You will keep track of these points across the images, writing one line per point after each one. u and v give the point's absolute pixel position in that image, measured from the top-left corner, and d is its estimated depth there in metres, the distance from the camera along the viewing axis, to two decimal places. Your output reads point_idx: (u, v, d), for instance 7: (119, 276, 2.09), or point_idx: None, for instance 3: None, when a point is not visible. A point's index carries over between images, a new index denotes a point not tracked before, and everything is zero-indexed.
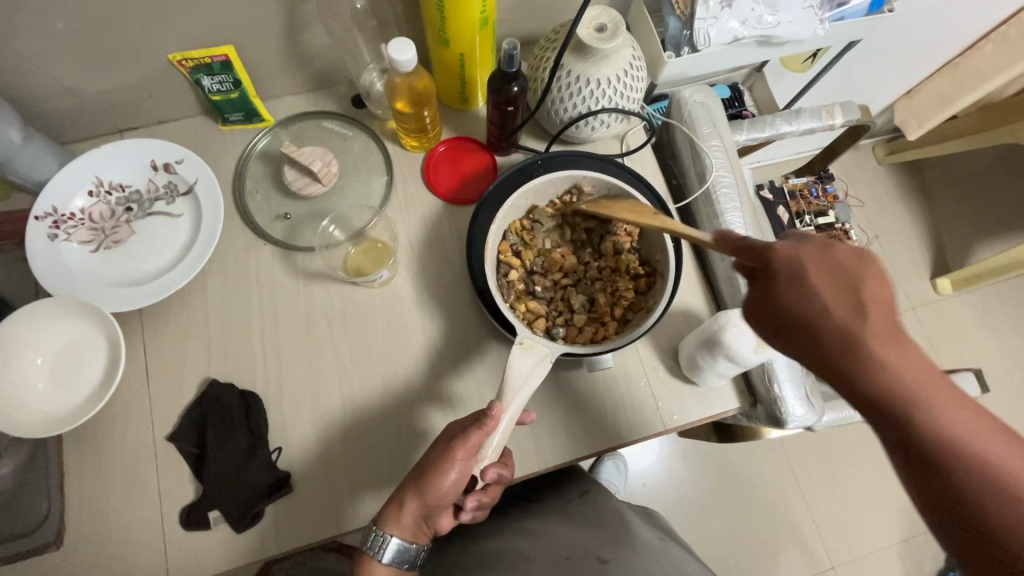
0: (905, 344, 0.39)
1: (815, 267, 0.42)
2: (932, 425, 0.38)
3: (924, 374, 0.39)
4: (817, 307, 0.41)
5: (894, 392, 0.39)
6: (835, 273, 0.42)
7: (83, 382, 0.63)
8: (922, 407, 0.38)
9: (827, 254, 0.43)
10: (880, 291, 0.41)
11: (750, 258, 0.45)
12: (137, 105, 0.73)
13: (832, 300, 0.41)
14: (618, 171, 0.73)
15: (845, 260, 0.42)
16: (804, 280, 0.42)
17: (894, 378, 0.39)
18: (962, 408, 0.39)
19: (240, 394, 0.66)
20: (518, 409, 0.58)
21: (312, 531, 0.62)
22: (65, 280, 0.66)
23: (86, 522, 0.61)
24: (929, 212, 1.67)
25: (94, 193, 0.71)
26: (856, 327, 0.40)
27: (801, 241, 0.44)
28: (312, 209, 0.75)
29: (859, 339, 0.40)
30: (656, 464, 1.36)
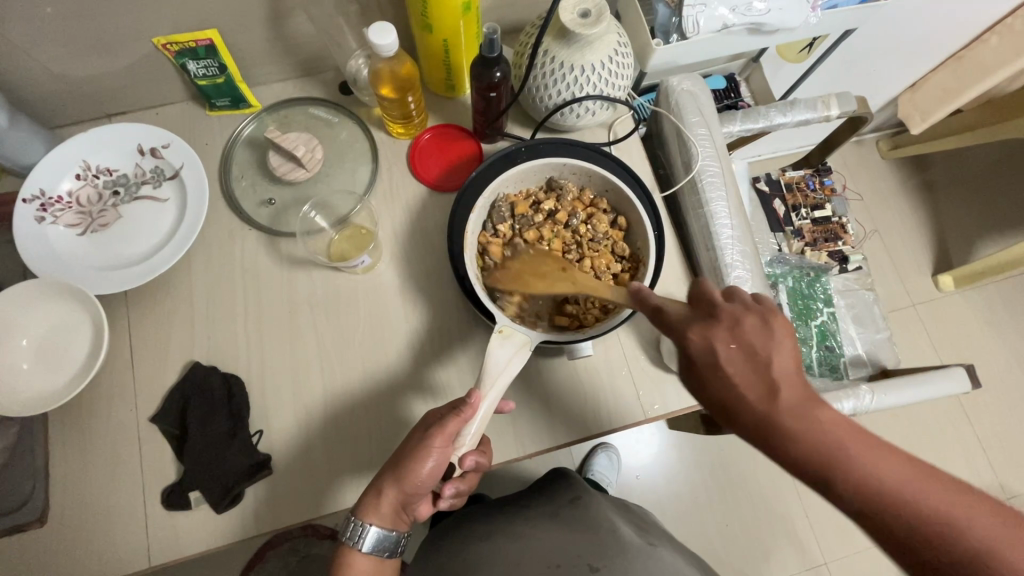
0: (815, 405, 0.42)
1: (729, 349, 0.43)
2: (870, 497, 0.39)
3: (847, 433, 0.41)
4: (733, 390, 0.43)
5: (822, 457, 0.40)
6: (744, 352, 0.43)
7: (66, 363, 0.64)
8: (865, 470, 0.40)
9: (740, 332, 0.43)
10: (783, 359, 0.43)
11: (670, 335, 0.47)
12: (125, 90, 0.73)
13: (743, 381, 0.42)
14: (603, 161, 0.73)
15: (755, 335, 0.43)
16: (720, 370, 0.43)
17: (817, 439, 0.41)
18: (898, 462, 0.40)
19: (223, 377, 0.66)
20: (497, 397, 0.58)
21: (292, 513, 0.63)
22: (51, 262, 0.67)
23: (69, 501, 0.62)
24: (932, 208, 1.65)
25: (82, 177, 0.71)
26: (765, 408, 0.42)
27: (711, 317, 0.45)
28: (297, 195, 0.75)
29: (770, 418, 0.41)
30: (650, 458, 1.36)
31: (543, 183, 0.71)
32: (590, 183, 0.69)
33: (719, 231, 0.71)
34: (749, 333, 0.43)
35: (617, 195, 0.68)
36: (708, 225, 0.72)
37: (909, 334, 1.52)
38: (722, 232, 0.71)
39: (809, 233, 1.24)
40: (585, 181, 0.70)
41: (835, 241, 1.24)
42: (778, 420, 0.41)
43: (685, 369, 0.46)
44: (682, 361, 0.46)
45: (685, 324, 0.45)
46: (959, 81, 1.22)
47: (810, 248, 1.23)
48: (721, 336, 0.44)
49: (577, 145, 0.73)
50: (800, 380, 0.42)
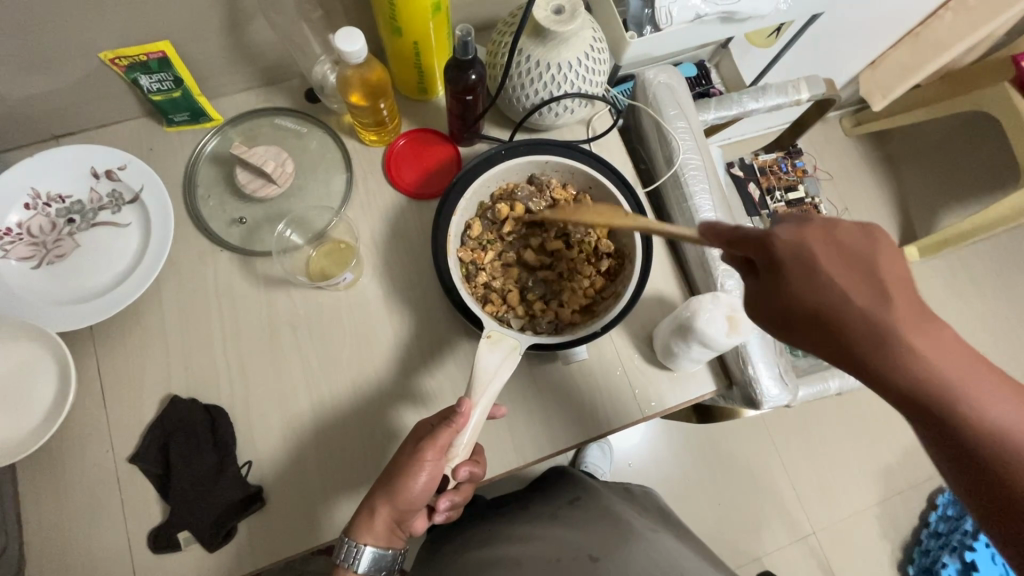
0: (932, 326, 0.39)
1: (822, 248, 0.42)
2: (976, 416, 0.38)
3: (960, 360, 0.39)
4: (838, 297, 0.40)
5: (933, 378, 0.39)
6: (844, 256, 0.41)
7: (31, 408, 0.59)
8: (972, 392, 0.39)
9: (836, 237, 0.42)
10: (895, 270, 0.41)
11: (750, 248, 0.43)
12: (71, 109, 0.68)
13: (848, 286, 0.40)
14: (583, 157, 0.70)
15: (858, 239, 0.42)
16: (817, 270, 0.41)
17: (928, 365, 0.39)
18: (1003, 392, 0.39)
19: (205, 408, 0.63)
20: (488, 404, 0.57)
21: (290, 544, 0.60)
22: (6, 300, 0.62)
23: (48, 554, 0.59)
24: (895, 182, 1.70)
25: (32, 206, 0.66)
26: (881, 315, 0.39)
27: (803, 224, 0.43)
28: (269, 212, 0.71)
29: (885, 326, 0.39)
30: (642, 445, 1.37)
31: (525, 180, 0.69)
32: (572, 178, 0.68)
33: (704, 224, 0.71)
34: (848, 237, 0.42)
35: (598, 191, 0.67)
36: (693, 218, 0.71)
37: None
38: None
39: (783, 216, 1.26)
40: (566, 177, 0.68)
41: None
42: (891, 328, 0.39)
43: (764, 274, 0.43)
44: (761, 268, 0.43)
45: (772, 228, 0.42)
46: (917, 58, 1.25)
47: None
48: (815, 238, 0.42)
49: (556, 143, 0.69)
50: (916, 297, 0.40)
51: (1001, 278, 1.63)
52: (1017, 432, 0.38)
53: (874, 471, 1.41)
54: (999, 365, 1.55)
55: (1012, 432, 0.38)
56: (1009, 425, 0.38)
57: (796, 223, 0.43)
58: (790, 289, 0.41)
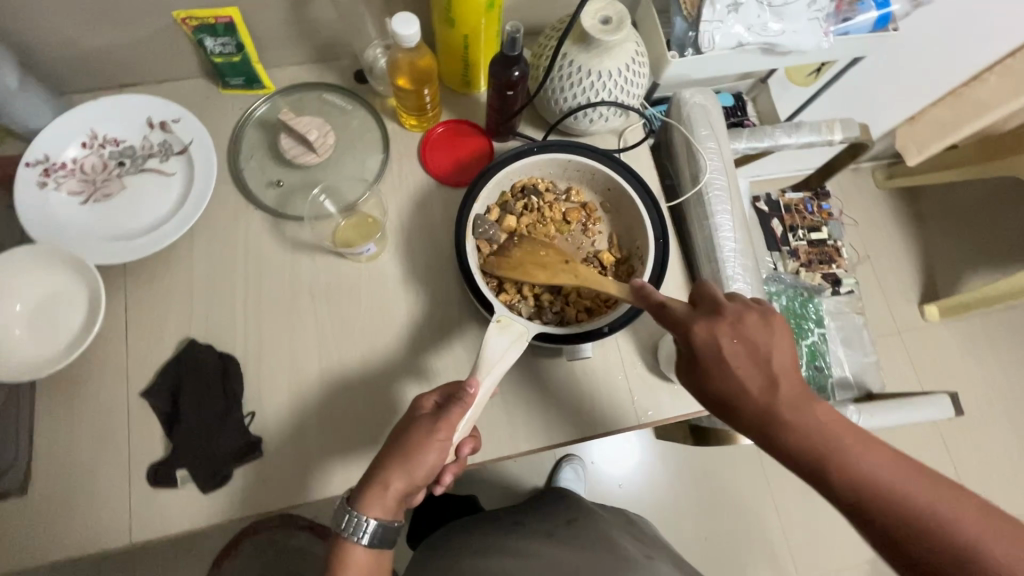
0: (810, 402, 0.50)
1: (730, 345, 0.51)
2: (851, 477, 0.47)
3: (843, 428, 0.49)
4: (738, 388, 0.51)
5: (807, 451, 0.49)
6: (749, 353, 0.51)
7: (59, 332, 0.63)
8: (863, 461, 0.47)
9: (741, 333, 0.52)
10: (781, 359, 0.51)
11: (675, 330, 0.53)
12: (137, 61, 0.73)
13: (747, 378, 0.51)
14: (591, 154, 0.69)
15: (758, 336, 0.52)
16: (723, 366, 0.51)
17: (812, 435, 0.49)
18: (883, 454, 0.48)
19: (219, 355, 0.66)
20: (493, 383, 0.59)
21: (279, 498, 0.62)
22: (51, 228, 0.66)
23: (52, 473, 0.61)
24: (923, 240, 1.68)
25: (88, 145, 0.70)
26: (768, 401, 0.50)
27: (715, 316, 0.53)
28: (305, 179, 0.74)
29: (770, 410, 0.50)
30: (620, 465, 1.37)
31: (542, 176, 0.71)
32: (591, 178, 0.70)
33: (722, 243, 0.72)
34: (750, 330, 0.52)
35: (616, 192, 0.69)
36: (712, 236, 0.72)
37: (893, 360, 1.55)
38: (725, 245, 0.72)
39: (804, 255, 1.25)
40: (585, 177, 0.70)
41: (829, 263, 1.25)
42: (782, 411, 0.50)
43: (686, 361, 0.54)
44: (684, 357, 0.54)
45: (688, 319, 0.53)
46: (957, 118, 1.25)
47: (805, 269, 1.24)
48: (726, 332, 0.52)
49: (557, 142, 0.68)
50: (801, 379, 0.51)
51: (1023, 350, 1.59)
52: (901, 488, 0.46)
53: None
54: (1011, 438, 1.51)
55: (916, 497, 0.45)
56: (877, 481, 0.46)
57: (709, 316, 0.53)
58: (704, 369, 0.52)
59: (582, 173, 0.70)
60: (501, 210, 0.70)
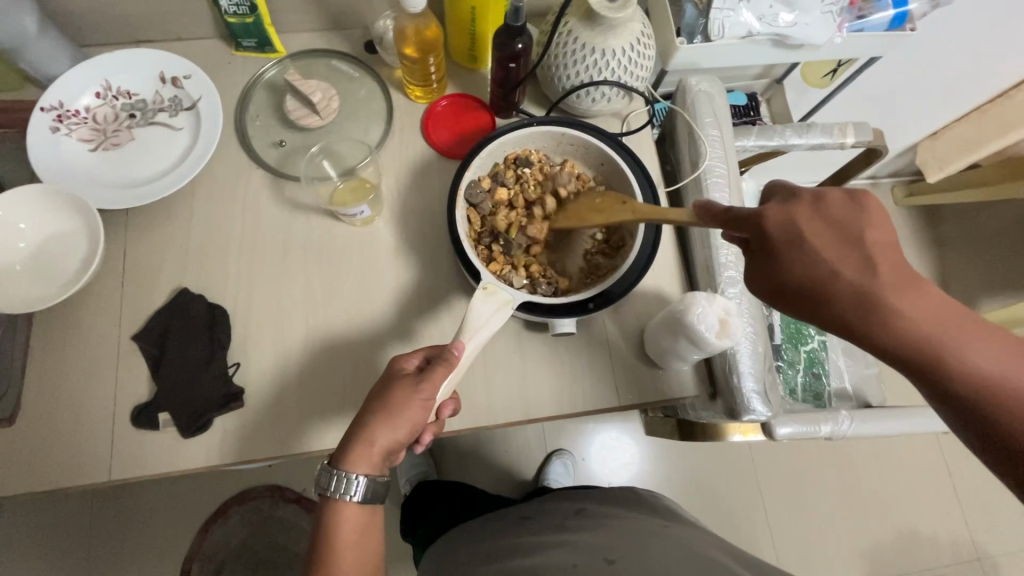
0: (917, 285, 0.43)
1: (816, 232, 0.46)
2: (962, 367, 0.42)
3: (946, 311, 0.43)
4: (828, 271, 0.45)
5: (907, 334, 0.43)
6: (842, 236, 0.45)
7: (58, 271, 0.65)
8: (959, 349, 0.42)
9: (823, 214, 0.46)
10: (879, 235, 0.44)
11: (740, 229, 0.49)
12: (155, 18, 0.75)
13: (842, 262, 0.45)
14: (582, 127, 0.69)
15: (854, 217, 0.45)
16: (798, 249, 0.46)
17: (915, 318, 0.43)
18: (977, 330, 0.43)
19: (209, 306, 0.67)
20: (478, 347, 0.60)
21: (256, 448, 0.63)
22: (59, 171, 0.68)
23: (39, 406, 0.63)
24: (938, 259, 1.65)
25: (101, 95, 0.72)
26: (867, 284, 0.44)
27: (791, 198, 0.48)
28: (308, 142, 0.76)
29: (870, 293, 0.43)
30: (611, 463, 1.34)
31: (536, 151, 0.71)
32: (585, 153, 0.70)
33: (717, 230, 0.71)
34: (836, 211, 0.46)
35: (609, 167, 0.69)
36: None
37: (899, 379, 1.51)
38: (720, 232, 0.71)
39: None
40: (580, 151, 0.70)
41: None
42: (882, 298, 0.43)
43: (754, 253, 0.49)
44: (753, 249, 0.49)
45: (761, 209, 0.48)
46: (978, 133, 1.22)
47: None
48: (803, 214, 0.47)
49: (552, 120, 0.68)
50: (905, 264, 0.44)
51: None
52: (998, 375, 0.41)
53: (862, 546, 1.34)
54: None
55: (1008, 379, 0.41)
56: (964, 361, 0.42)
57: (783, 202, 0.48)
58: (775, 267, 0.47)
59: (576, 147, 0.70)
60: (493, 180, 0.70)
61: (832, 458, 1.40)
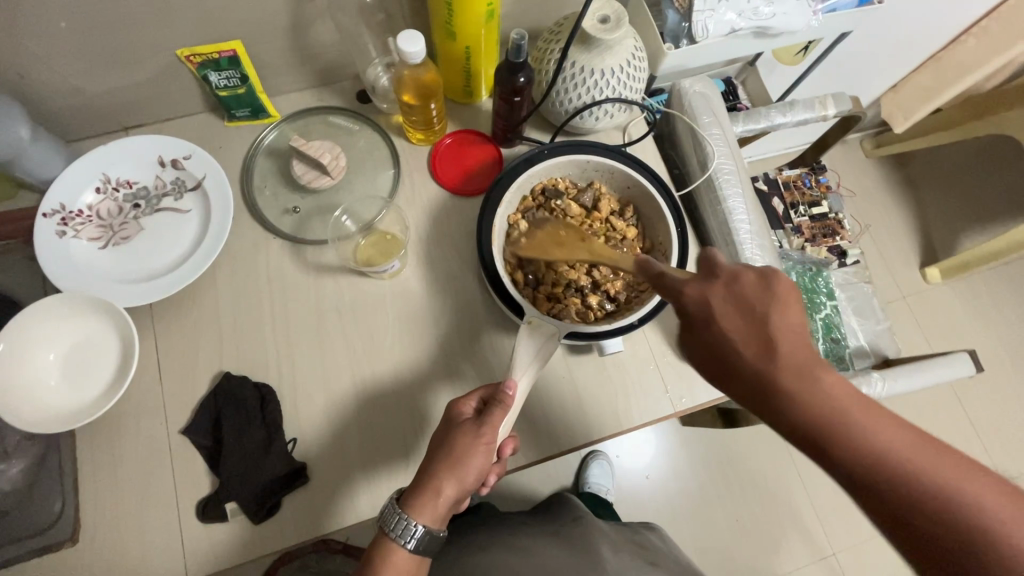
0: (811, 369, 0.41)
1: (725, 308, 0.43)
2: (860, 453, 0.40)
3: (843, 398, 0.41)
4: (728, 346, 0.42)
5: (816, 416, 0.40)
6: (742, 311, 0.42)
7: (94, 378, 0.63)
8: (864, 439, 0.40)
9: (736, 293, 0.43)
10: (783, 320, 0.42)
11: (667, 297, 0.45)
12: (143, 102, 0.73)
13: (738, 338, 0.42)
14: (596, 151, 0.72)
15: (756, 292, 0.42)
16: (714, 325, 0.42)
17: (824, 405, 0.41)
18: (900, 431, 0.40)
19: (254, 385, 0.66)
20: (527, 382, 0.61)
21: (329, 522, 0.62)
22: (74, 275, 0.66)
23: (101, 520, 0.61)
24: (917, 203, 1.71)
25: (102, 190, 0.71)
26: (765, 366, 0.41)
27: (712, 277, 0.44)
28: (320, 203, 0.75)
29: (767, 376, 0.41)
30: (644, 457, 1.37)
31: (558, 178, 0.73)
32: (610, 178, 0.72)
33: (737, 226, 0.74)
34: (745, 290, 0.43)
35: (635, 190, 0.71)
36: (726, 221, 0.74)
37: (902, 325, 1.56)
38: (740, 228, 0.74)
39: (807, 230, 1.27)
40: (603, 176, 0.72)
41: (833, 236, 1.27)
42: (775, 379, 0.41)
43: (686, 325, 0.44)
44: (684, 320, 0.44)
45: (683, 279, 0.44)
46: (940, 82, 1.27)
47: (809, 244, 1.25)
48: (718, 295, 0.43)
49: (563, 145, 0.72)
50: (801, 346, 0.42)
51: None
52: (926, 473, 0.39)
53: None
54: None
55: (944, 486, 0.38)
56: (896, 455, 0.39)
57: (704, 277, 0.44)
58: (700, 337, 0.43)
59: (600, 172, 0.72)
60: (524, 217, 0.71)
61: None
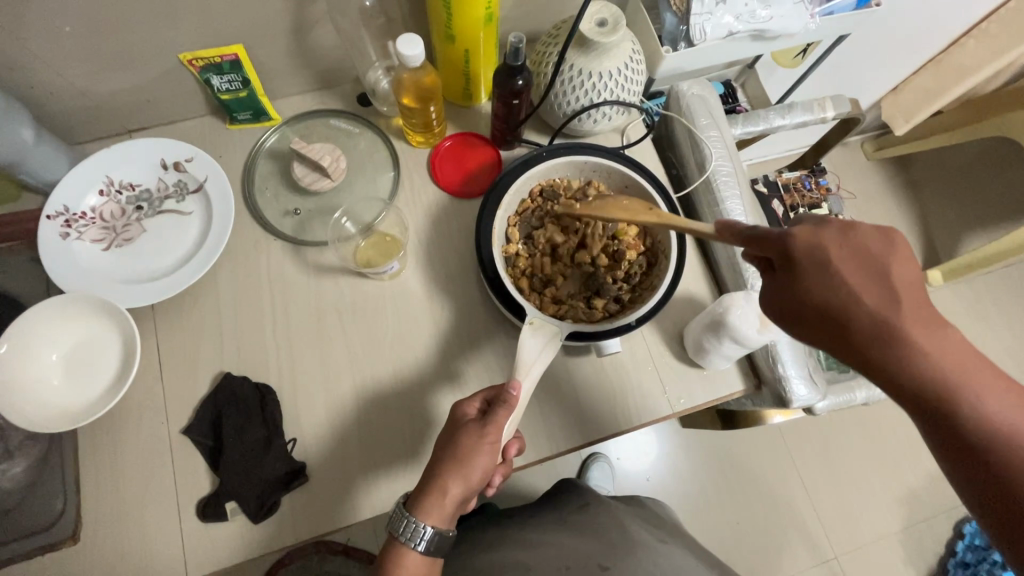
0: (933, 322, 0.41)
1: (843, 257, 0.42)
2: (965, 401, 0.40)
3: (957, 354, 0.41)
4: (850, 297, 0.41)
5: (927, 369, 0.40)
6: (863, 263, 0.42)
7: (96, 378, 0.63)
8: (969, 389, 0.40)
9: (854, 242, 0.42)
10: (906, 272, 0.41)
11: (770, 249, 0.44)
12: (146, 105, 0.74)
13: (863, 291, 0.41)
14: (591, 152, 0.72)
15: (876, 243, 0.42)
16: (829, 269, 0.42)
17: (938, 359, 0.40)
18: (1003, 387, 0.41)
19: (255, 386, 0.66)
20: (531, 383, 0.61)
21: (328, 521, 0.63)
22: (77, 276, 0.67)
23: (102, 519, 0.62)
24: (918, 206, 1.71)
25: (105, 192, 0.71)
26: (889, 314, 0.41)
27: (822, 225, 0.44)
28: (321, 205, 0.76)
29: (889, 325, 0.41)
30: (645, 459, 1.37)
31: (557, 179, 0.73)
32: (608, 179, 0.72)
33: None
34: (864, 241, 0.42)
35: (633, 189, 0.71)
36: None
37: None
38: None
39: None
40: (601, 176, 0.72)
41: None
42: (893, 328, 0.40)
43: (778, 273, 0.44)
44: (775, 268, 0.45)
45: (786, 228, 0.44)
46: (941, 84, 1.27)
47: None
48: (833, 241, 0.43)
49: (566, 147, 0.71)
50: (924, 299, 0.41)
51: None
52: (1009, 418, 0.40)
53: (898, 496, 1.38)
54: None
55: None
56: (997, 412, 0.40)
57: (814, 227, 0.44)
58: (802, 285, 0.43)
59: (598, 173, 0.72)
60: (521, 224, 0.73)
61: (853, 415, 1.45)
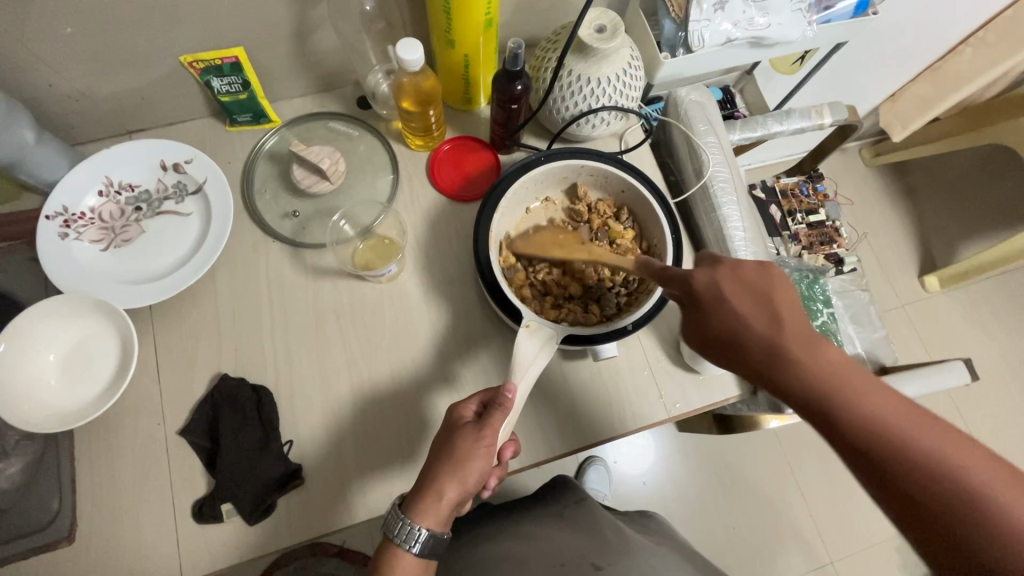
0: (815, 342, 0.47)
1: (731, 288, 0.50)
2: (854, 415, 0.44)
3: (852, 373, 0.45)
4: (741, 325, 0.48)
5: (820, 385, 0.45)
6: (750, 295, 0.49)
7: (93, 379, 0.63)
8: (862, 402, 0.44)
9: (739, 276, 0.50)
10: (786, 297, 0.49)
11: (680, 291, 0.53)
12: (147, 106, 0.74)
13: (749, 316, 0.49)
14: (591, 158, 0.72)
15: (757, 275, 0.50)
16: (722, 302, 0.49)
17: (825, 376, 0.45)
18: (900, 405, 0.44)
19: (252, 388, 0.66)
20: (526, 385, 0.61)
21: (324, 523, 0.63)
22: (75, 276, 0.67)
23: (97, 519, 0.62)
24: (916, 212, 1.71)
25: (104, 193, 0.72)
26: (775, 336, 0.48)
27: (716, 265, 0.51)
28: (320, 207, 0.76)
29: (774, 349, 0.47)
30: (641, 463, 1.37)
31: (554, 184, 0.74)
32: (606, 183, 0.73)
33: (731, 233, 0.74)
34: (747, 274, 0.50)
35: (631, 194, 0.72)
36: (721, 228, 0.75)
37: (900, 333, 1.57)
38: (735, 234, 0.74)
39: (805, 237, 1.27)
40: (598, 181, 0.73)
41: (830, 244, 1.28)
42: (784, 351, 0.47)
43: (688, 307, 0.52)
44: (686, 303, 0.52)
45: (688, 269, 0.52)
46: (938, 93, 1.27)
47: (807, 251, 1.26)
48: (724, 276, 0.50)
49: (564, 150, 0.72)
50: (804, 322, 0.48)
51: None
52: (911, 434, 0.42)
53: None
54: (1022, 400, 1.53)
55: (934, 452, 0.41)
56: (896, 424, 0.43)
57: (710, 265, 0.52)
58: (703, 319, 0.50)
59: (595, 178, 0.73)
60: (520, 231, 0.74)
61: None
